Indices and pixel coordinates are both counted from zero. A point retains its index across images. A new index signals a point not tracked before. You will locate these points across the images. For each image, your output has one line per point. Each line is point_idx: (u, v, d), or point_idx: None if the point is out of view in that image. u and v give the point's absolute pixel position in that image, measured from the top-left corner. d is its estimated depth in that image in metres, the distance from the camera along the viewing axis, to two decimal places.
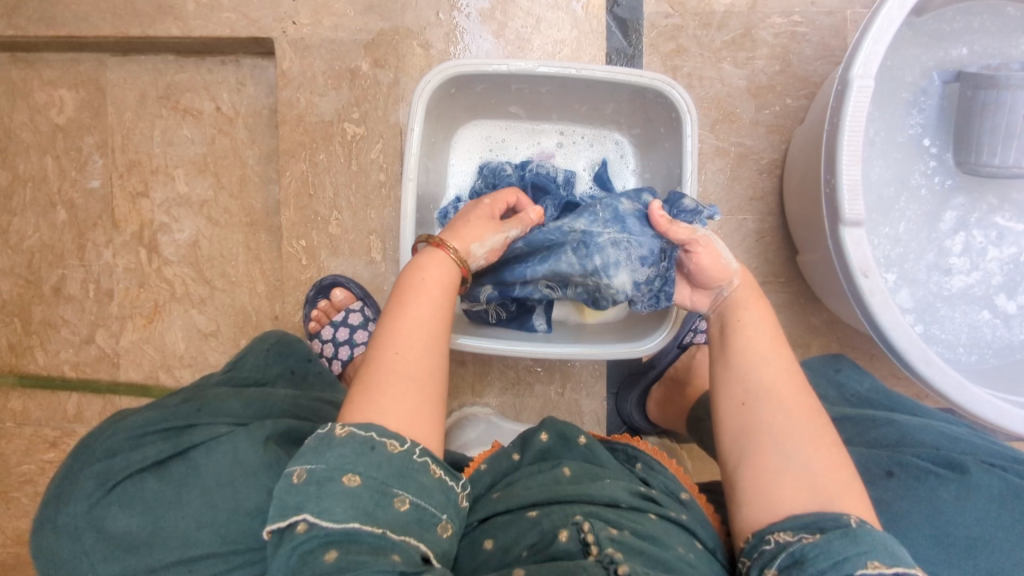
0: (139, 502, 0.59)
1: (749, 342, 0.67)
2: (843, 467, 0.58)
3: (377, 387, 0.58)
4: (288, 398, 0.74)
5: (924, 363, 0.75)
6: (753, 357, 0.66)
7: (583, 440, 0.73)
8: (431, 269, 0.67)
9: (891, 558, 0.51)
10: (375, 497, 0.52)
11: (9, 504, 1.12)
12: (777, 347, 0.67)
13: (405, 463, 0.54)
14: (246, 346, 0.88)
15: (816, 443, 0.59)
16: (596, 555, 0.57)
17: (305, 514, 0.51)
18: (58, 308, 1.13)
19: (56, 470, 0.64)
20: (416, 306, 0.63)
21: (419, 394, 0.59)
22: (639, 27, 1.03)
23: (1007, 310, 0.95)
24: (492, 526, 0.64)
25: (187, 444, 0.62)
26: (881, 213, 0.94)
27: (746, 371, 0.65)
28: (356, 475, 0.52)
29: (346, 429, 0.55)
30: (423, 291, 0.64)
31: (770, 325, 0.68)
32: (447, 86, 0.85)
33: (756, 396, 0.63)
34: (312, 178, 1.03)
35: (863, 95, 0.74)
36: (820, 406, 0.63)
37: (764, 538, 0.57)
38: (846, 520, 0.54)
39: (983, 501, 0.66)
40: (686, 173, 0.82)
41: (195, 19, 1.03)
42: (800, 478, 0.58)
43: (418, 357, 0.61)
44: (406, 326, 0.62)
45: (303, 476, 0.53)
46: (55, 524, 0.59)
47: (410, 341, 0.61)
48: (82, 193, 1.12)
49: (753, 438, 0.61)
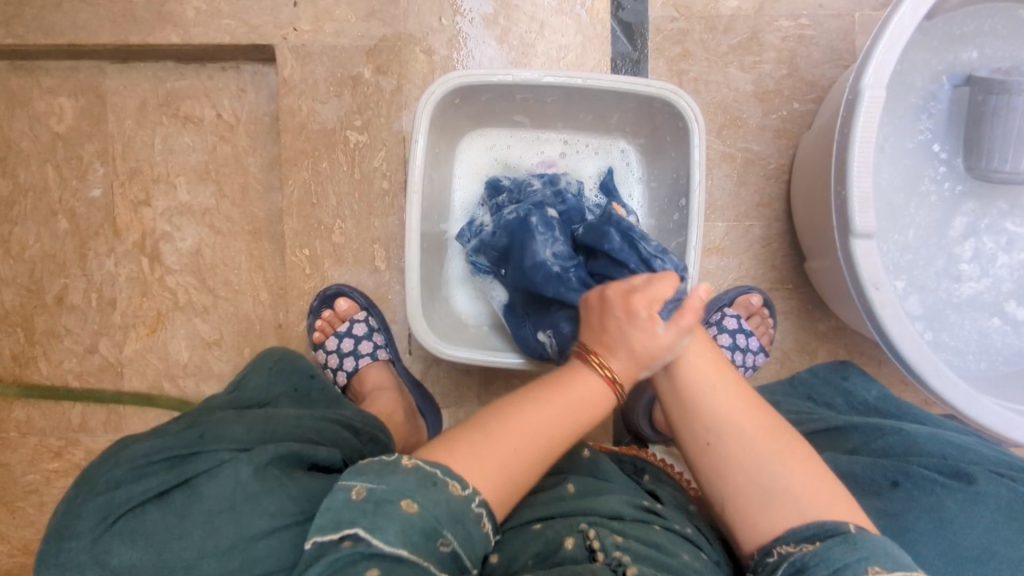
0: (141, 535, 0.59)
1: (696, 377, 0.64)
2: (822, 474, 0.58)
3: (473, 455, 0.57)
4: (291, 417, 0.72)
5: (935, 376, 0.74)
6: (702, 389, 0.64)
7: (588, 454, 0.73)
8: (591, 390, 0.63)
9: (893, 562, 0.51)
10: (425, 532, 0.51)
11: (15, 514, 1.12)
12: (721, 367, 0.65)
13: (463, 508, 0.54)
14: (248, 367, 0.89)
15: (787, 458, 0.59)
16: (603, 560, 0.56)
17: (357, 528, 0.51)
18: (61, 318, 1.13)
19: (60, 502, 0.64)
20: (557, 413, 0.61)
21: (505, 491, 0.57)
22: (644, 31, 1.02)
23: (1017, 316, 0.94)
24: (497, 539, 0.63)
25: (189, 473, 0.62)
26: (889, 220, 0.93)
27: (702, 411, 0.63)
28: (414, 502, 0.52)
29: (412, 460, 0.55)
30: (576, 412, 0.62)
31: (708, 348, 0.67)
32: (451, 96, 0.84)
33: (717, 434, 0.62)
34: (315, 187, 1.02)
35: (873, 106, 0.73)
36: (777, 416, 0.63)
37: (768, 550, 0.57)
38: (843, 527, 0.54)
39: (991, 512, 0.65)
40: (695, 183, 0.81)
41: (195, 26, 1.02)
42: (784, 502, 0.57)
43: (525, 468, 0.59)
44: (528, 429, 0.60)
45: (362, 493, 0.53)
46: (59, 559, 0.60)
47: (529, 450, 0.59)
48: (84, 202, 1.11)
49: (726, 477, 0.60)
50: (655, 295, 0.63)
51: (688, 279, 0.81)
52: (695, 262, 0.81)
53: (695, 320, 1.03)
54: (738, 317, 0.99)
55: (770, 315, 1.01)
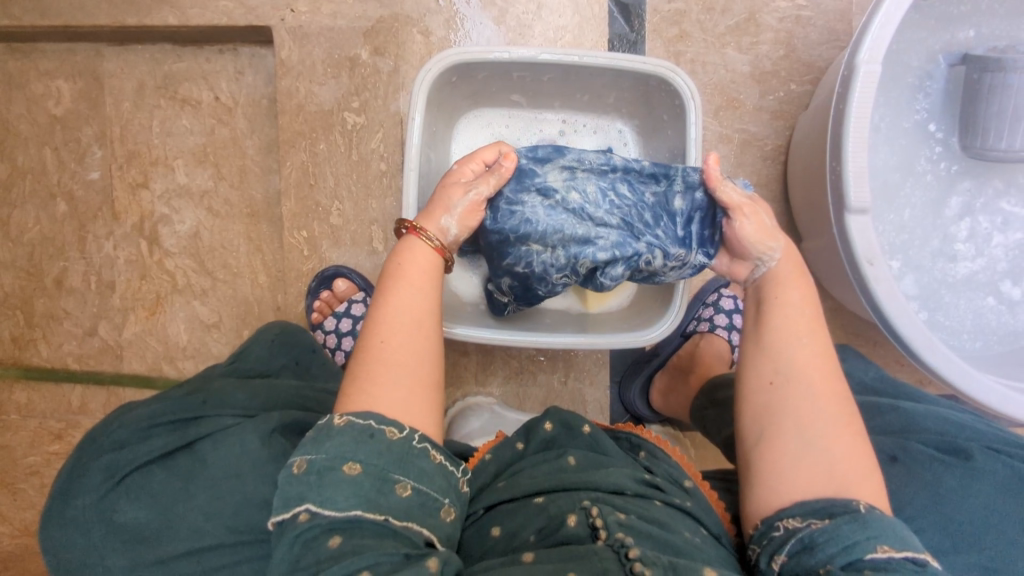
0: (146, 493, 0.60)
1: (787, 325, 0.65)
2: (862, 454, 0.59)
3: (369, 374, 0.59)
4: (292, 388, 0.74)
5: (930, 351, 0.75)
6: (790, 336, 0.64)
7: (587, 428, 0.72)
8: (421, 256, 0.68)
9: (901, 543, 0.52)
10: (376, 485, 0.53)
11: (16, 496, 1.13)
12: (815, 329, 0.65)
13: (405, 450, 0.55)
14: (251, 338, 0.89)
15: (839, 427, 0.59)
16: (607, 540, 0.56)
17: (307, 503, 0.52)
18: (60, 300, 1.13)
19: (63, 465, 0.65)
20: (404, 294, 0.64)
21: (411, 381, 0.60)
22: (641, 12, 1.02)
23: (1012, 296, 0.94)
24: (498, 513, 0.64)
25: (194, 436, 0.63)
26: (885, 200, 0.94)
27: (780, 354, 0.64)
28: (356, 463, 0.53)
29: (344, 417, 0.56)
30: (412, 280, 0.66)
31: (810, 306, 0.67)
32: (448, 74, 0.84)
33: (785, 377, 0.62)
34: (313, 168, 1.02)
35: (869, 80, 0.73)
36: (848, 393, 0.63)
37: (774, 523, 0.57)
38: (854, 506, 0.54)
39: (988, 487, 0.66)
40: (690, 161, 0.82)
41: (191, 7, 1.02)
42: (816, 462, 0.58)
43: (411, 348, 0.61)
44: (394, 310, 0.63)
45: (304, 466, 0.54)
46: (64, 518, 0.60)
47: (401, 327, 0.62)
48: (82, 184, 1.11)
49: (778, 422, 0.61)
50: (480, 156, 0.76)
51: None
52: None
53: (692, 301, 1.03)
54: (734, 299, 1.02)
55: None
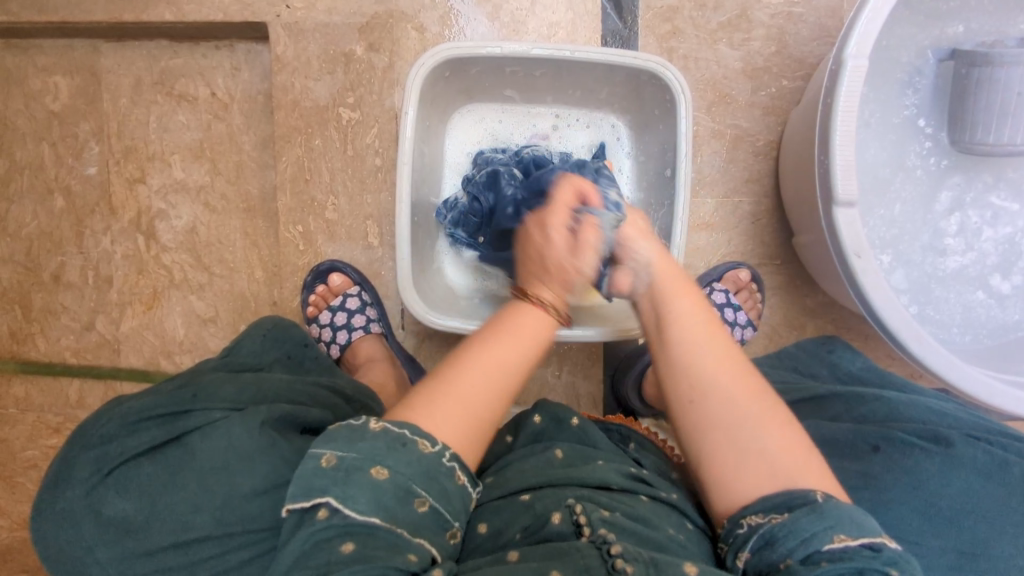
0: (135, 486, 0.60)
1: (690, 334, 0.66)
2: (802, 444, 0.59)
3: (436, 405, 0.59)
4: (283, 382, 0.75)
5: (917, 342, 0.76)
6: (693, 346, 0.65)
7: (576, 421, 0.73)
8: (536, 322, 0.67)
9: (858, 530, 0.52)
10: (397, 494, 0.54)
11: (14, 489, 1.14)
12: (714, 332, 0.66)
13: (434, 464, 0.56)
14: (243, 332, 0.89)
15: (770, 424, 0.60)
16: (590, 536, 0.56)
17: (328, 498, 0.53)
18: (58, 295, 1.14)
19: (54, 457, 0.65)
20: (502, 348, 0.64)
21: (465, 422, 0.59)
22: (634, 8, 1.03)
23: (1001, 290, 0.95)
24: (487, 509, 0.64)
25: (182, 429, 0.63)
26: (875, 195, 0.95)
27: (691, 362, 0.64)
28: (384, 469, 0.54)
29: (381, 423, 0.57)
30: (519, 339, 0.65)
31: (699, 307, 0.68)
32: (441, 69, 0.85)
33: (702, 389, 0.62)
34: (308, 163, 1.03)
35: (857, 75, 0.74)
36: (764, 383, 0.63)
37: (737, 520, 0.57)
38: (811, 497, 0.54)
39: (968, 473, 0.67)
40: (681, 155, 0.83)
41: (188, 3, 1.03)
42: (760, 464, 0.58)
43: (483, 394, 0.61)
44: (491, 361, 0.63)
45: (333, 460, 0.54)
46: (53, 509, 0.61)
47: (487, 381, 0.62)
48: (79, 180, 1.12)
49: (712, 432, 0.61)
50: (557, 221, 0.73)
51: (675, 250, 0.83)
52: (682, 233, 0.82)
53: None
54: (726, 291, 0.99)
55: (758, 290, 1.02)
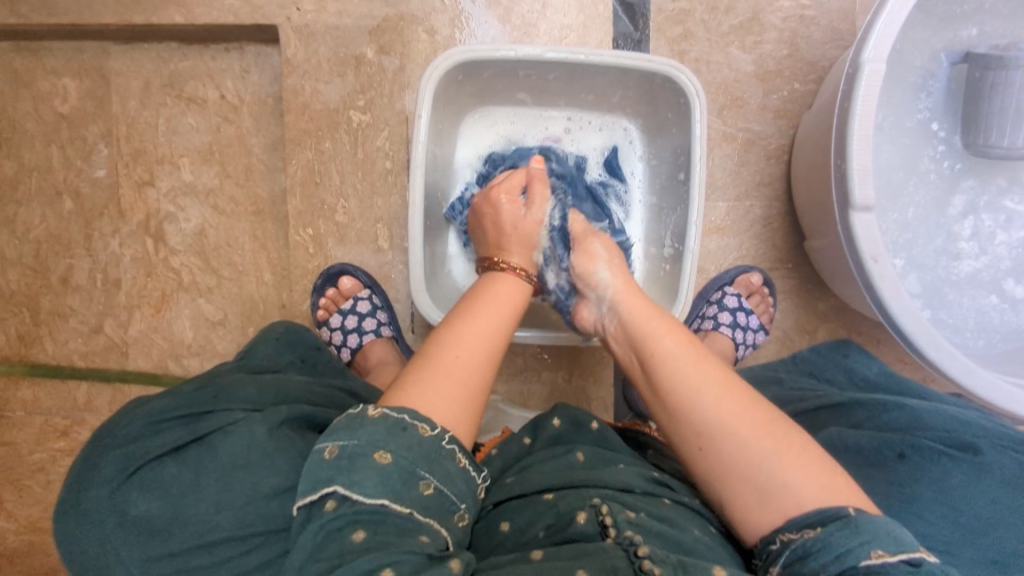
0: (158, 486, 0.60)
1: (684, 378, 0.64)
2: (819, 467, 0.58)
3: (427, 382, 0.59)
4: (301, 383, 0.74)
5: (933, 347, 0.75)
6: (691, 392, 0.63)
7: (595, 425, 0.73)
8: (507, 286, 0.71)
9: (895, 545, 0.52)
10: (403, 478, 0.53)
11: (22, 493, 1.13)
12: (706, 366, 0.64)
13: (434, 447, 0.55)
14: (255, 336, 0.89)
15: (785, 458, 0.58)
16: (616, 538, 0.56)
17: (335, 488, 0.53)
18: (66, 298, 1.13)
19: (74, 460, 0.65)
20: (483, 315, 0.66)
21: (459, 393, 0.59)
22: (646, 12, 1.03)
23: (1015, 294, 0.95)
24: (508, 509, 0.64)
25: (204, 429, 0.63)
26: (889, 199, 0.94)
27: (691, 407, 0.62)
28: (388, 453, 0.54)
29: (379, 409, 0.56)
30: (494, 306, 0.68)
31: (688, 346, 0.66)
32: (455, 72, 0.84)
33: (708, 437, 0.61)
34: (318, 166, 1.02)
35: (874, 79, 0.73)
36: (768, 409, 0.62)
37: (771, 538, 0.57)
38: (844, 511, 0.54)
39: (989, 479, 0.67)
40: (695, 158, 0.82)
41: (198, 6, 1.02)
42: (783, 503, 0.57)
43: (473, 362, 0.62)
44: (472, 333, 0.64)
45: (335, 451, 0.54)
46: (77, 509, 0.60)
47: (471, 349, 0.63)
48: (88, 182, 1.12)
49: (722, 480, 0.60)
50: (603, 240, 0.78)
51: (688, 255, 0.83)
52: (696, 236, 0.82)
53: (696, 299, 1.04)
54: (738, 296, 1.00)
55: (770, 294, 1.02)
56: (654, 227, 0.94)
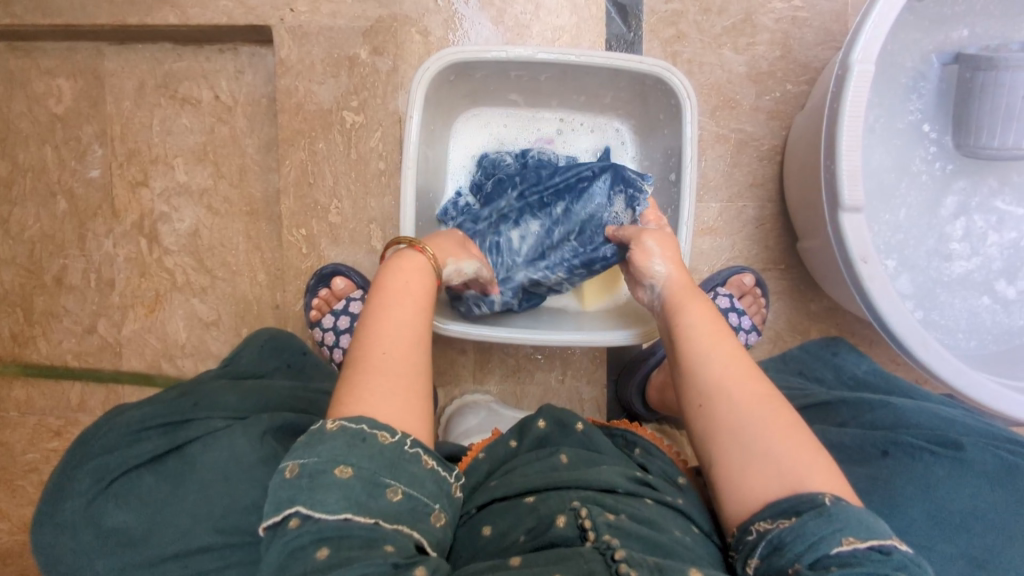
0: (136, 496, 0.60)
1: (699, 343, 0.67)
2: (807, 446, 0.57)
3: (367, 387, 0.59)
4: (284, 390, 0.76)
5: (923, 349, 0.76)
6: (701, 355, 0.66)
7: (581, 426, 0.73)
8: (411, 270, 0.70)
9: (867, 532, 0.51)
10: (367, 488, 0.53)
11: (14, 493, 1.13)
12: (724, 340, 0.67)
13: (396, 454, 0.55)
14: (246, 341, 0.90)
15: (776, 427, 0.59)
16: (594, 541, 0.56)
17: (298, 507, 0.52)
18: (59, 298, 1.13)
19: (54, 471, 0.65)
20: (396, 308, 0.66)
21: (404, 388, 0.60)
22: (638, 13, 1.03)
23: (1006, 295, 0.95)
24: (490, 512, 0.64)
25: (183, 439, 0.64)
26: (881, 200, 0.94)
27: (699, 368, 0.65)
28: (348, 466, 0.53)
29: (338, 422, 0.56)
30: (405, 295, 0.67)
31: (714, 321, 0.69)
32: (446, 73, 0.84)
33: (709, 396, 0.63)
34: (312, 167, 1.03)
35: (863, 80, 0.74)
36: (774, 388, 0.62)
37: (746, 528, 0.56)
38: (819, 499, 0.53)
39: (975, 477, 0.67)
40: (686, 159, 0.83)
41: (192, 7, 1.03)
42: (765, 469, 0.57)
43: (403, 356, 0.63)
44: (391, 326, 0.64)
45: (296, 470, 0.54)
46: (53, 520, 0.60)
47: (399, 342, 0.63)
48: (82, 182, 1.12)
49: (715, 438, 0.61)
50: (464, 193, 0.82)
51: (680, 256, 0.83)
52: (687, 237, 0.82)
53: None
54: (730, 296, 0.99)
55: (762, 295, 1.02)
56: None
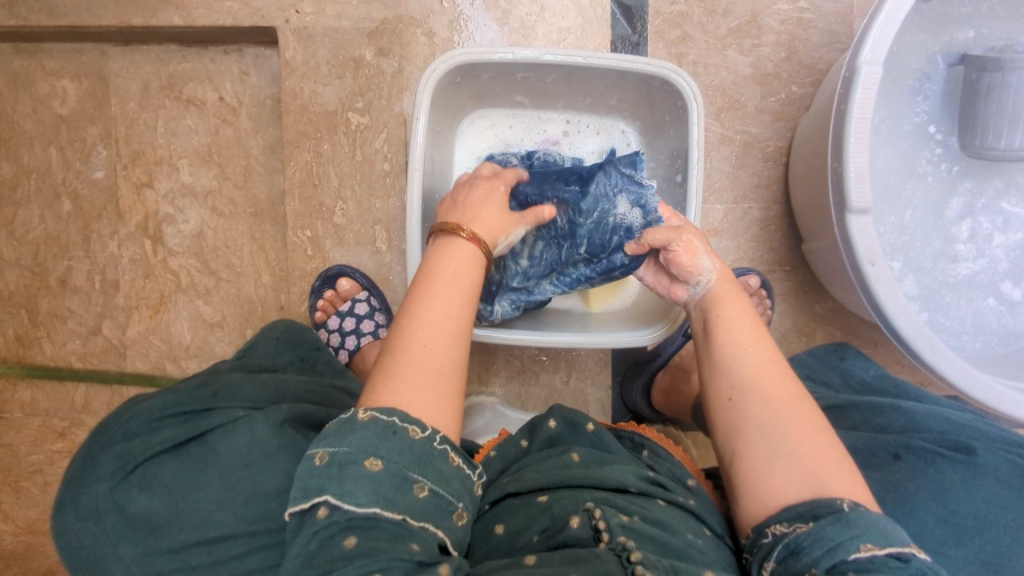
0: (159, 484, 0.60)
1: (733, 338, 0.66)
2: (832, 449, 0.58)
3: (399, 378, 0.59)
4: (300, 383, 0.75)
5: (930, 350, 0.75)
6: (735, 349, 0.65)
7: (591, 426, 0.73)
8: (457, 258, 0.68)
9: (885, 540, 0.51)
10: (395, 483, 0.53)
11: (19, 494, 1.13)
12: (758, 338, 0.66)
13: (425, 450, 0.55)
14: (257, 333, 0.89)
15: (804, 427, 0.59)
16: (608, 543, 0.56)
17: (327, 496, 0.52)
18: (64, 299, 1.13)
19: (74, 455, 0.64)
20: (441, 295, 0.65)
21: (434, 385, 0.60)
22: (644, 14, 1.03)
23: (1012, 297, 0.95)
24: (501, 511, 0.64)
25: (205, 426, 0.62)
26: (886, 201, 0.94)
27: (732, 362, 0.65)
28: (378, 459, 0.53)
29: (368, 412, 0.56)
30: (451, 282, 0.66)
31: (750, 318, 0.68)
32: (453, 74, 0.84)
33: (741, 389, 0.63)
34: (317, 169, 1.03)
35: (870, 82, 0.74)
36: (804, 390, 0.63)
37: (762, 530, 0.57)
38: (838, 505, 0.53)
39: (990, 482, 0.67)
40: (692, 161, 0.82)
41: (197, 8, 1.03)
42: (789, 466, 0.58)
43: (440, 350, 0.62)
44: (432, 316, 0.63)
45: (325, 458, 0.54)
46: (76, 505, 0.60)
47: (438, 335, 0.62)
48: (87, 184, 1.12)
49: (741, 432, 0.61)
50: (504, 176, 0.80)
51: None
52: None
53: None
54: None
55: (767, 296, 1.01)
56: None
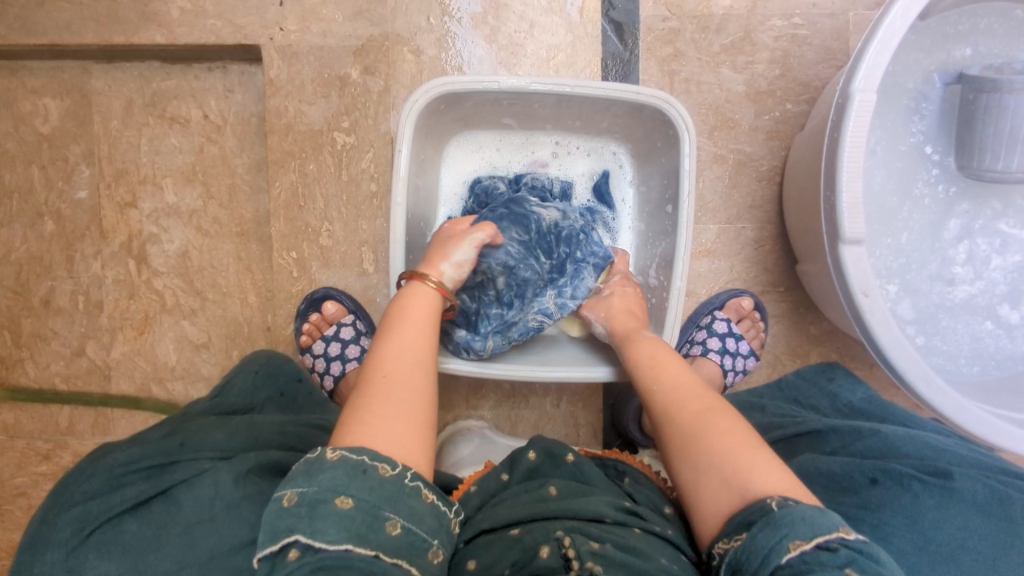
0: (118, 546, 0.58)
1: (652, 372, 0.71)
2: (743, 444, 0.59)
3: (370, 415, 0.59)
4: (273, 426, 0.74)
5: (926, 385, 0.74)
6: (652, 383, 0.70)
7: (571, 458, 0.72)
8: (420, 303, 0.72)
9: (811, 531, 0.50)
10: (367, 520, 0.52)
11: (3, 517, 1.11)
12: (673, 367, 0.71)
13: (397, 487, 0.54)
14: (234, 369, 0.92)
15: (713, 432, 0.61)
16: (578, 570, 0.54)
17: (297, 536, 0.51)
18: (48, 320, 1.12)
19: (31, 520, 0.63)
20: (405, 336, 0.68)
21: (406, 418, 0.60)
22: (635, 31, 1.01)
23: (1010, 320, 0.93)
24: (476, 545, 0.62)
25: (168, 483, 0.62)
26: (882, 224, 0.92)
27: (651, 396, 0.69)
28: (349, 497, 0.52)
29: (338, 451, 0.55)
30: (412, 325, 0.70)
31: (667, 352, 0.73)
32: (437, 102, 0.82)
33: (660, 418, 0.67)
34: (302, 189, 1.01)
35: (864, 110, 0.72)
36: (716, 399, 0.65)
37: (712, 551, 0.57)
38: (764, 504, 0.53)
39: (969, 509, 0.65)
40: (683, 194, 0.81)
41: (180, 26, 1.01)
42: (712, 475, 0.59)
43: (408, 383, 0.63)
44: (398, 356, 0.66)
45: (294, 499, 0.52)
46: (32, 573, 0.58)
47: (404, 371, 0.64)
48: (70, 204, 1.10)
49: (670, 455, 0.64)
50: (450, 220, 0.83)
51: (675, 292, 0.81)
52: (684, 273, 0.80)
53: (685, 323, 1.01)
54: (728, 321, 0.98)
55: (761, 319, 1.00)
56: (640, 257, 0.93)
